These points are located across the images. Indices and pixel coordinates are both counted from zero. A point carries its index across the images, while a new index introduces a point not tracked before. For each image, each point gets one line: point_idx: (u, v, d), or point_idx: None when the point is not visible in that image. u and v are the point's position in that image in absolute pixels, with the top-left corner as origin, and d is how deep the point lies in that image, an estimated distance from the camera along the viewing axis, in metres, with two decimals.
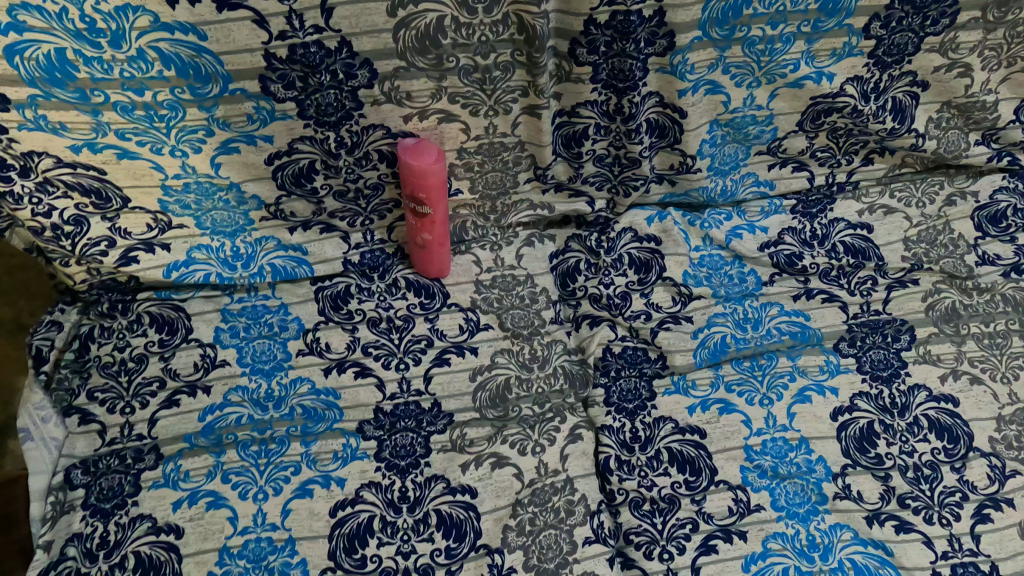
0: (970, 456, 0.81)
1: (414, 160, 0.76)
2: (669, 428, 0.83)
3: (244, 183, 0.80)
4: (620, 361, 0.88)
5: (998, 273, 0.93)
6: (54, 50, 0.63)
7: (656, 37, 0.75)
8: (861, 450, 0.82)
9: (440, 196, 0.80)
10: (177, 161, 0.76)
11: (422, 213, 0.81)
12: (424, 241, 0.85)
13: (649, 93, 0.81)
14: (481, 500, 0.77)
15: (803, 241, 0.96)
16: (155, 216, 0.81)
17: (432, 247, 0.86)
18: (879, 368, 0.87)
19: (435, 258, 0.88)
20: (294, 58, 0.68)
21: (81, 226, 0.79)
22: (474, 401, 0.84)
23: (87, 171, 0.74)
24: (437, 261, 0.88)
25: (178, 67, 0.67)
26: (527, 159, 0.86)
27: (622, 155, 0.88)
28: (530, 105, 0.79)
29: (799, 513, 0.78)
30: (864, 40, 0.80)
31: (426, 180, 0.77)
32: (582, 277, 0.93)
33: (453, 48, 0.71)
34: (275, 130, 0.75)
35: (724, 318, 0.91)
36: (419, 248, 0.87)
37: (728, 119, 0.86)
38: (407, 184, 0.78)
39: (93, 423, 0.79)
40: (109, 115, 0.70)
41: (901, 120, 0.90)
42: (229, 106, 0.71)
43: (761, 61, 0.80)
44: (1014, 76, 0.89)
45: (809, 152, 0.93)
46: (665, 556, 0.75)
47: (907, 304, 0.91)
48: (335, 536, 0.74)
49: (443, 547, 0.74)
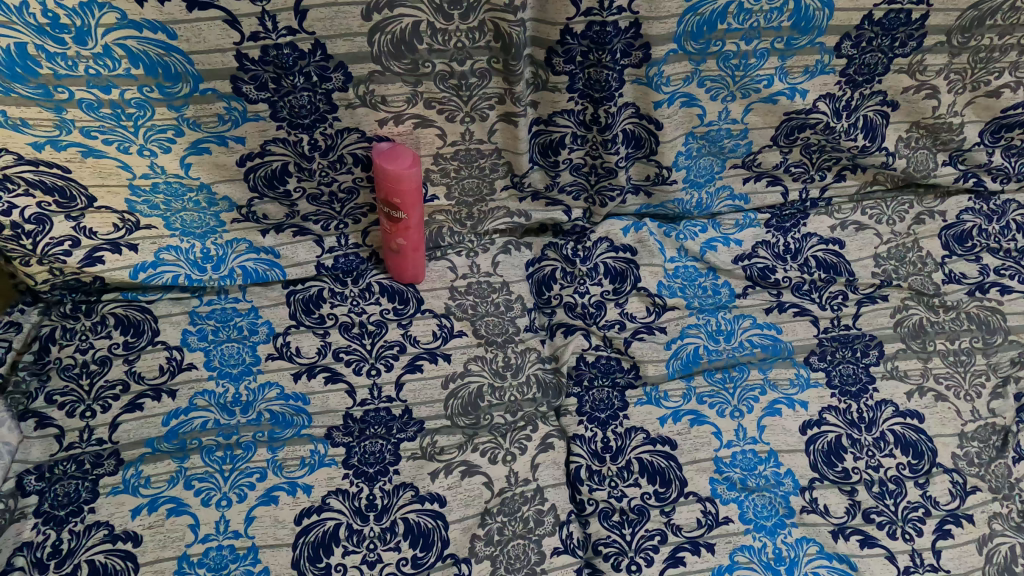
0: (933, 472, 0.82)
1: (387, 164, 0.76)
2: (640, 439, 0.83)
3: (215, 184, 0.79)
4: (593, 370, 0.88)
5: (964, 291, 0.95)
6: (14, 44, 0.62)
7: (632, 49, 0.75)
8: (828, 463, 0.83)
9: (414, 200, 0.79)
10: (146, 161, 0.74)
11: (396, 218, 0.81)
12: (397, 246, 0.84)
13: (625, 104, 0.81)
14: (449, 509, 0.77)
15: (776, 255, 0.97)
16: (122, 216, 0.80)
17: (406, 252, 0.85)
18: (848, 382, 0.88)
19: (411, 263, 0.88)
20: (266, 59, 0.68)
21: (43, 225, 0.77)
22: (445, 408, 0.83)
23: (50, 168, 0.73)
24: (412, 266, 0.88)
25: (146, 65, 0.66)
26: (504, 166, 0.86)
27: (599, 165, 0.88)
28: (506, 113, 0.79)
29: (766, 525, 0.78)
30: (836, 58, 0.81)
31: (400, 185, 0.77)
32: (557, 286, 0.93)
33: (429, 53, 0.71)
34: (247, 131, 0.74)
35: (697, 330, 0.91)
36: (392, 252, 0.86)
37: (704, 132, 0.86)
38: (380, 189, 0.78)
39: (50, 426, 0.77)
40: (74, 112, 0.68)
41: (873, 138, 0.91)
42: (200, 106, 0.70)
43: (736, 75, 0.80)
44: (979, 100, 0.90)
45: (783, 167, 0.94)
46: (633, 568, 0.75)
47: (876, 320, 0.92)
48: (299, 544, 0.73)
49: (410, 556, 0.73)
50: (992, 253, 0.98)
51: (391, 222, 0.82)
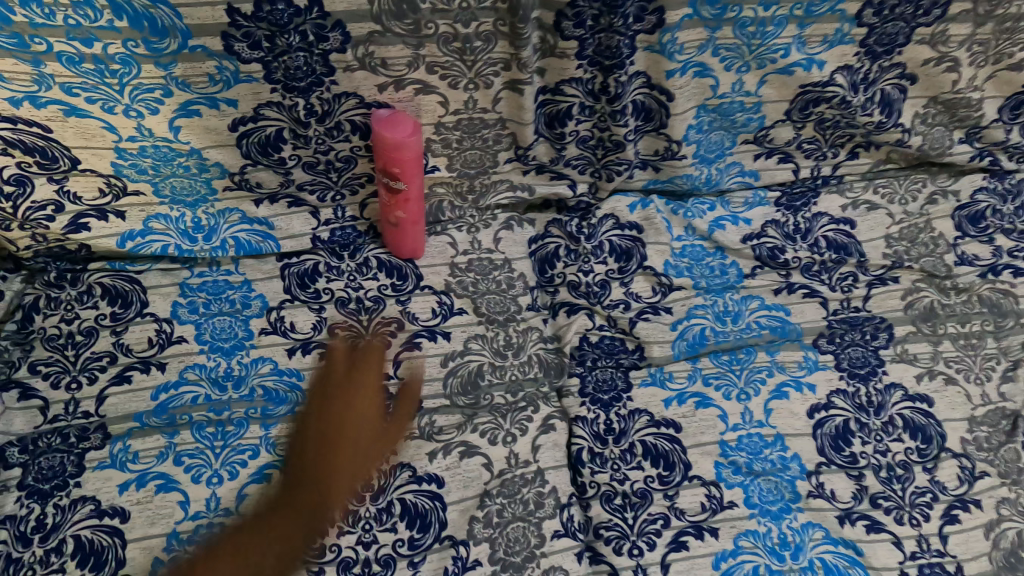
0: (941, 457, 0.81)
1: (385, 133, 0.72)
2: (644, 421, 0.82)
3: (206, 149, 0.76)
4: (596, 351, 0.86)
5: (976, 274, 0.92)
6: None
7: (645, 13, 0.72)
8: (835, 448, 0.82)
9: (415, 170, 0.76)
10: (132, 122, 0.71)
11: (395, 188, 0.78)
12: (396, 218, 0.81)
13: (636, 73, 0.78)
14: (447, 490, 0.75)
15: (786, 235, 0.94)
16: (108, 180, 0.76)
17: (405, 225, 0.82)
18: (857, 365, 0.87)
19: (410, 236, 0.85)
20: (259, 15, 0.64)
21: (24, 187, 0.74)
22: (445, 386, 0.81)
23: (30, 127, 0.69)
24: (411, 239, 0.85)
25: (130, 18, 0.62)
26: (507, 138, 0.83)
27: (607, 138, 0.84)
28: (512, 80, 0.76)
29: (772, 510, 0.77)
30: (856, 27, 0.77)
31: (399, 154, 0.73)
32: (561, 263, 0.90)
33: (432, 14, 0.67)
34: (239, 94, 0.70)
35: (704, 310, 0.89)
36: (391, 225, 0.83)
37: (716, 104, 0.82)
38: (379, 159, 0.75)
39: (34, 398, 0.74)
40: (53, 66, 0.65)
41: (888, 114, 0.87)
42: (189, 64, 0.67)
43: (752, 44, 0.77)
44: (1001, 74, 0.86)
45: (796, 143, 0.90)
46: (635, 552, 0.74)
47: (886, 302, 0.90)
48: (292, 523, 0.71)
49: (406, 538, 0.71)
50: (1006, 234, 0.95)
51: (390, 193, 0.79)
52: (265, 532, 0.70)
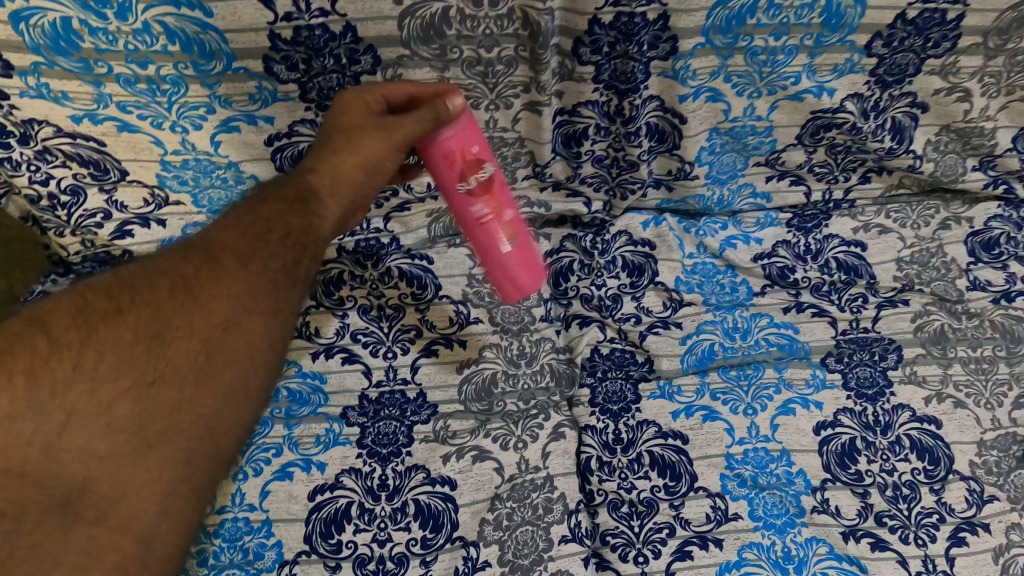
0: (949, 478, 0.83)
1: (462, 124, 0.64)
2: (652, 432, 0.85)
3: (243, 162, 0.80)
4: (606, 363, 0.90)
5: (989, 299, 0.93)
6: (58, 18, 0.63)
7: (659, 41, 0.74)
8: (841, 465, 0.84)
9: (456, 190, 0.66)
10: (178, 137, 0.76)
11: (479, 198, 0.67)
12: (512, 234, 0.70)
13: (650, 96, 0.80)
14: (460, 492, 0.81)
15: (797, 255, 0.95)
16: (152, 191, 0.81)
17: (520, 249, 0.71)
18: (864, 385, 0.89)
19: (517, 285, 0.73)
20: (298, 40, 0.69)
21: (78, 196, 0.79)
22: (459, 393, 0.87)
23: (87, 142, 0.74)
24: (515, 293, 0.74)
25: (183, 42, 0.67)
26: (526, 155, 0.87)
27: (621, 157, 0.87)
28: (531, 102, 0.79)
29: (776, 524, 0.81)
30: (866, 57, 0.78)
31: (447, 161, 0.65)
32: (574, 278, 0.94)
33: (457, 39, 0.71)
34: (276, 111, 0.75)
35: (713, 326, 0.92)
36: (532, 251, 0.73)
37: (728, 128, 0.85)
38: (487, 156, 0.66)
39: None
40: (112, 87, 0.69)
41: (899, 141, 0.88)
42: (232, 84, 0.72)
43: (762, 72, 0.78)
44: (1014, 104, 0.85)
45: (807, 167, 0.91)
46: (640, 559, 0.79)
47: (896, 324, 0.92)
48: (312, 520, 0.79)
49: (419, 537, 0.79)
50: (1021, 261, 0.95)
51: (491, 203, 0.68)
52: (197, 273, 0.62)
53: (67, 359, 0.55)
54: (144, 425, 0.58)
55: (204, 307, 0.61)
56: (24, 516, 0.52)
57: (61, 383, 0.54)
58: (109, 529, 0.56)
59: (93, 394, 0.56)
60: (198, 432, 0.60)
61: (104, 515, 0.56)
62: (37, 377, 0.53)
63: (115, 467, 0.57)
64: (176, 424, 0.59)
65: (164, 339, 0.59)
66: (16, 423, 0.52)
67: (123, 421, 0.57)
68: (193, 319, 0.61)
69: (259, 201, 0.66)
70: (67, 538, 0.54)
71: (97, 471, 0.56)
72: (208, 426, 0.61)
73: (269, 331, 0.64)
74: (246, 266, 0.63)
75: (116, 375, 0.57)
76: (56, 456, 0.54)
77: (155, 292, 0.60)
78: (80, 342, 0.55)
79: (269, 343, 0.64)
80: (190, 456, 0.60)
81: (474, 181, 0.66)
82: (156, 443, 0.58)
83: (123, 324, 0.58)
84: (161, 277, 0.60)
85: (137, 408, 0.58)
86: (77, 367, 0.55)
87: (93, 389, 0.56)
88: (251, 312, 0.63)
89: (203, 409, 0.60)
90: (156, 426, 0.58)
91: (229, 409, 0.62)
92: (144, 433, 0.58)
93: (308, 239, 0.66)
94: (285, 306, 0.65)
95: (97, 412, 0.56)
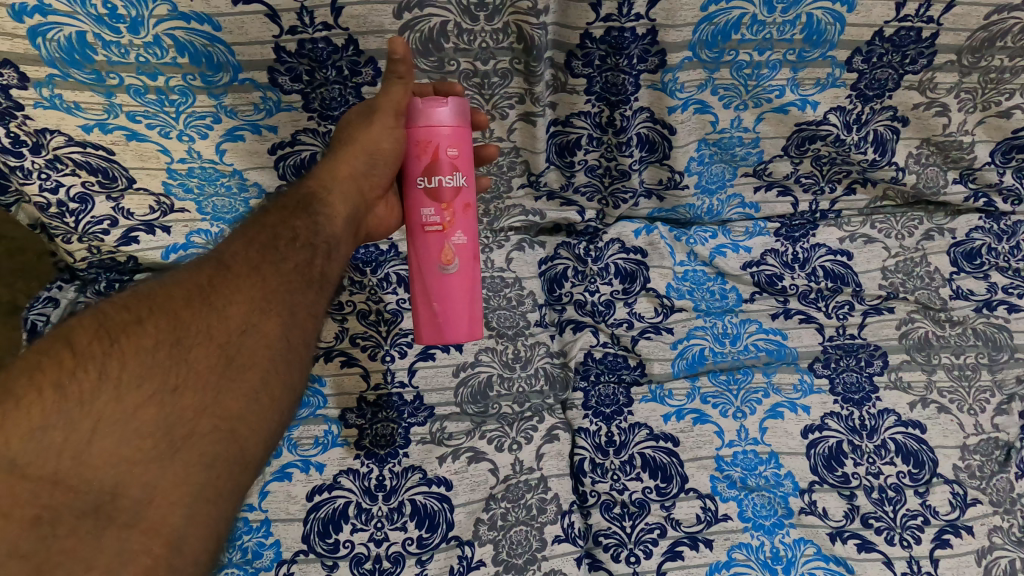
0: (933, 481, 0.85)
1: (450, 124, 0.67)
2: (644, 435, 0.87)
3: (247, 170, 0.83)
4: (599, 366, 0.92)
5: (971, 308, 0.95)
6: (75, 33, 0.66)
7: (648, 55, 0.77)
8: (828, 468, 0.86)
9: (415, 183, 0.68)
10: (184, 146, 0.78)
11: (433, 203, 0.68)
12: (453, 259, 0.70)
13: (640, 108, 0.84)
14: (455, 493, 0.83)
15: (785, 263, 0.98)
16: (158, 198, 0.83)
17: (456, 276, 0.71)
18: (851, 391, 0.91)
19: (432, 317, 0.72)
20: (302, 52, 0.72)
21: (85, 204, 0.81)
22: (455, 395, 0.89)
23: (96, 150, 0.76)
24: (425, 328, 0.72)
25: (191, 54, 0.70)
26: (521, 165, 0.90)
27: (613, 167, 0.90)
28: (526, 112, 0.82)
29: (764, 525, 0.82)
30: (846, 72, 0.81)
31: (419, 150, 0.67)
32: (568, 284, 0.96)
33: (454, 52, 0.74)
34: (280, 121, 0.78)
35: (704, 332, 0.94)
36: (470, 291, 0.72)
37: (716, 139, 0.88)
38: (460, 166, 0.68)
39: None
40: (122, 97, 0.72)
41: (882, 153, 0.90)
42: (238, 95, 0.75)
43: (748, 85, 0.81)
44: (990, 120, 0.88)
45: (794, 178, 0.94)
46: (631, 559, 0.80)
47: (881, 330, 0.94)
48: (310, 520, 0.80)
49: (415, 536, 0.80)
50: (1002, 271, 0.97)
51: (444, 214, 0.69)
52: (219, 272, 0.55)
53: (92, 368, 0.46)
54: (169, 427, 0.47)
55: (222, 310, 0.53)
56: (58, 522, 0.42)
57: (90, 388, 0.45)
58: (146, 537, 0.44)
59: (97, 408, 0.45)
60: (232, 433, 0.50)
61: (139, 520, 0.44)
62: (62, 387, 0.44)
63: (148, 473, 0.45)
64: (205, 428, 0.48)
65: (186, 342, 0.50)
66: (42, 434, 0.43)
67: (144, 427, 0.46)
68: (216, 318, 0.52)
69: (262, 212, 0.63)
70: (100, 550, 0.42)
71: (130, 479, 0.45)
72: (254, 430, 0.51)
73: (299, 329, 0.57)
74: (268, 262, 0.58)
75: (141, 378, 0.47)
76: (87, 465, 0.44)
77: (179, 294, 0.53)
78: (105, 352, 0.47)
79: (306, 339, 0.57)
80: (221, 465, 0.48)
81: (436, 182, 0.68)
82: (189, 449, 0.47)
83: (144, 327, 0.49)
84: (178, 284, 0.53)
85: (165, 413, 0.47)
86: (101, 374, 0.46)
87: (117, 397, 0.46)
88: (284, 302, 0.56)
89: (250, 402, 0.51)
90: (182, 430, 0.47)
91: (266, 405, 0.52)
92: (172, 437, 0.47)
93: (317, 237, 0.62)
94: (309, 308, 0.59)
95: (123, 416, 0.45)
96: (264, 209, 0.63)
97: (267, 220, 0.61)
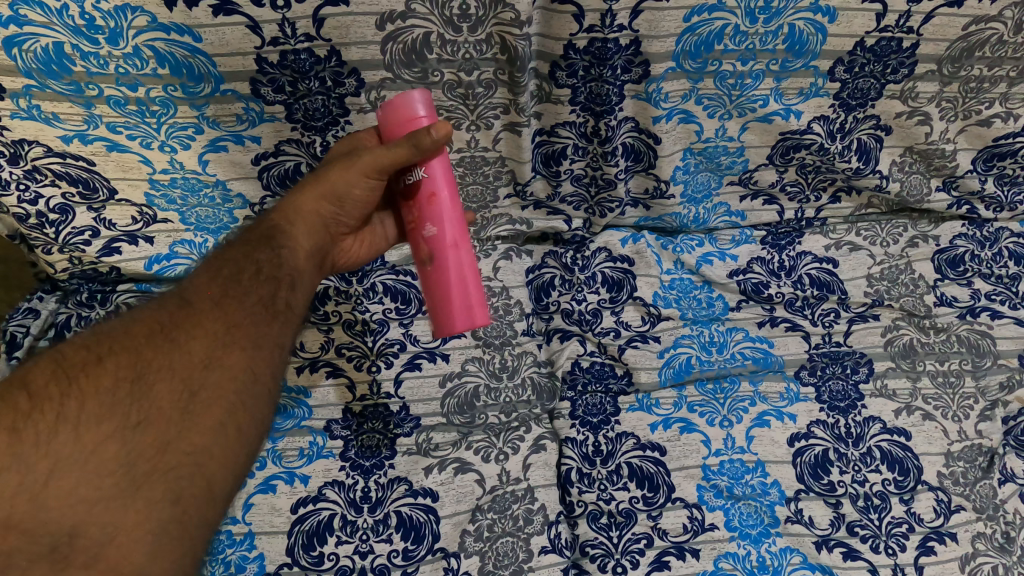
0: (918, 489, 0.85)
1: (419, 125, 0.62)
2: (631, 444, 0.87)
3: (230, 180, 0.83)
4: (587, 375, 0.92)
5: (955, 314, 0.96)
6: (51, 44, 0.65)
7: (632, 66, 0.77)
8: (814, 476, 0.86)
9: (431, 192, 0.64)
10: (166, 157, 0.78)
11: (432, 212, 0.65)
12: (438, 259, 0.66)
13: (625, 118, 0.84)
14: (441, 504, 0.82)
15: (771, 271, 0.98)
16: (140, 209, 0.83)
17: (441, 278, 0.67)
18: (837, 398, 0.91)
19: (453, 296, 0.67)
20: (284, 63, 0.71)
21: (66, 215, 0.81)
22: (441, 406, 0.88)
23: (76, 161, 0.76)
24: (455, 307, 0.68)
25: (172, 66, 0.69)
26: (507, 174, 0.89)
27: (599, 176, 0.90)
28: (511, 123, 0.82)
29: (751, 534, 0.82)
30: (829, 82, 0.81)
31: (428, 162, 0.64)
32: (555, 293, 0.96)
33: (438, 63, 0.74)
34: (263, 132, 0.78)
35: (690, 340, 0.94)
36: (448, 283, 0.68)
37: (701, 148, 0.88)
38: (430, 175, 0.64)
39: None
40: (102, 108, 0.71)
41: (865, 161, 0.91)
42: (219, 105, 0.74)
43: (732, 94, 0.81)
44: (971, 128, 0.88)
45: (779, 186, 0.95)
46: (618, 569, 0.80)
47: (866, 338, 0.95)
48: (294, 532, 0.80)
49: (401, 548, 0.80)
50: (984, 278, 0.98)
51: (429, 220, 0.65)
52: (183, 307, 0.55)
53: (49, 410, 0.45)
54: (130, 467, 0.47)
55: (183, 344, 0.52)
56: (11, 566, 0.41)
57: (47, 429, 0.45)
58: None
59: (52, 452, 0.44)
60: (196, 469, 0.49)
61: (99, 561, 0.44)
62: (17, 432, 0.44)
63: (109, 514, 0.45)
64: (169, 464, 0.48)
65: (147, 379, 0.50)
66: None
67: (105, 467, 0.46)
68: (179, 353, 0.52)
69: (225, 245, 0.62)
70: None
71: (90, 519, 0.44)
72: (219, 465, 0.51)
73: (266, 361, 0.56)
74: (232, 296, 0.57)
75: (100, 418, 0.47)
76: (46, 506, 0.43)
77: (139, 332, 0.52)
78: (62, 392, 0.46)
79: (273, 370, 0.57)
80: (185, 500, 0.48)
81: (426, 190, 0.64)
82: (153, 488, 0.47)
83: (103, 366, 0.49)
84: (139, 320, 0.53)
85: (125, 451, 0.47)
86: (58, 417, 0.45)
87: (77, 439, 0.46)
88: (250, 333, 0.56)
89: (216, 435, 0.51)
90: (143, 467, 0.47)
91: (232, 438, 0.52)
92: (133, 477, 0.47)
93: (281, 269, 0.61)
94: (277, 339, 0.58)
95: (80, 458, 0.45)
96: (232, 241, 0.62)
97: (232, 251, 0.60)
